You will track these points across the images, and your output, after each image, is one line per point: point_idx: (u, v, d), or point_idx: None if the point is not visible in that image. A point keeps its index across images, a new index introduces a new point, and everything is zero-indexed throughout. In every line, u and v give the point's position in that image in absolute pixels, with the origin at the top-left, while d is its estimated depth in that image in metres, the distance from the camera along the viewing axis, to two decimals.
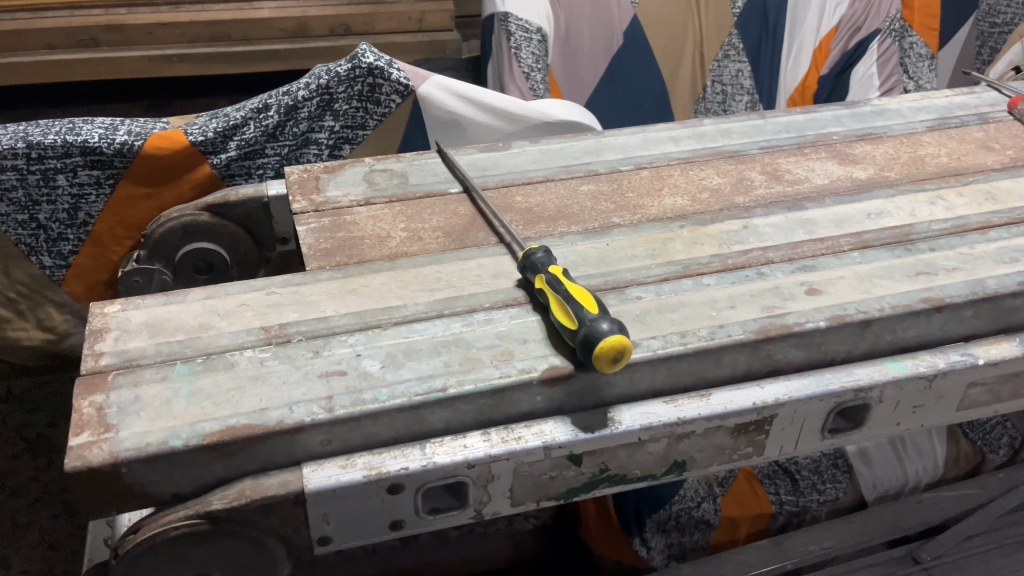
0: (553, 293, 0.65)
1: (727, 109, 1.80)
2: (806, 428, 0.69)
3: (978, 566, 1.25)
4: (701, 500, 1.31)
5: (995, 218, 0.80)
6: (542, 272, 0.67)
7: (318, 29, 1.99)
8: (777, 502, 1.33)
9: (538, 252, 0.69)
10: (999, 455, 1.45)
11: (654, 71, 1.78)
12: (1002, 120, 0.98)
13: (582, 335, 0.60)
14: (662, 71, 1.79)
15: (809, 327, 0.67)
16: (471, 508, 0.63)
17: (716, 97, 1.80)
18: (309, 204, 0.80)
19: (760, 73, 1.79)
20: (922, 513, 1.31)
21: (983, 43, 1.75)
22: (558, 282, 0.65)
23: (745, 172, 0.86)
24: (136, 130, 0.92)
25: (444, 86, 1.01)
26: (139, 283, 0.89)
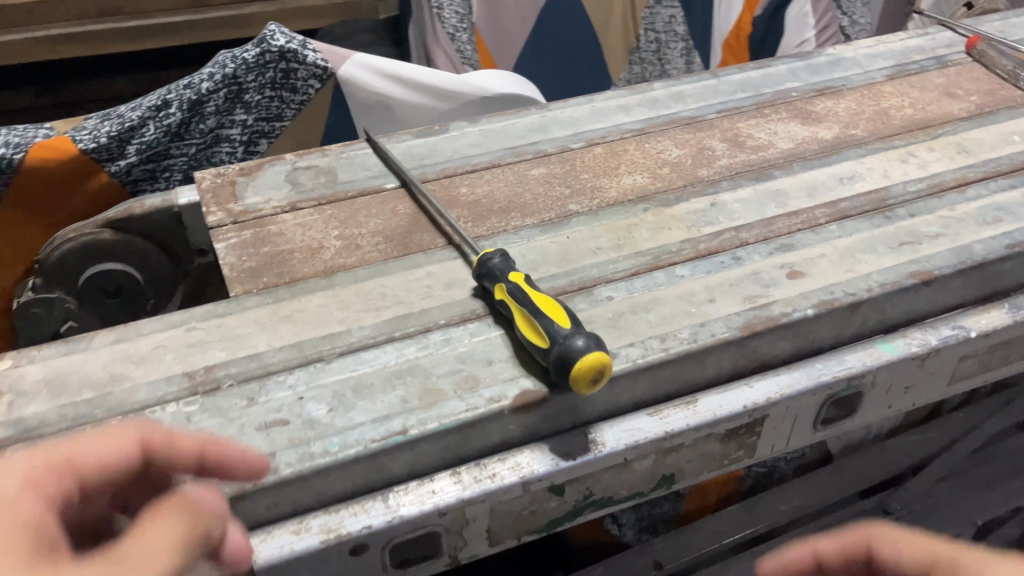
0: (516, 305, 0.58)
1: (662, 59, 1.72)
2: (798, 424, 0.64)
3: None
4: None
5: (970, 174, 0.75)
6: (502, 278, 0.60)
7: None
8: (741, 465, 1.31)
9: (494, 258, 0.61)
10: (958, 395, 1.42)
11: (585, 25, 1.69)
12: (961, 63, 0.93)
13: (556, 355, 0.53)
14: (592, 19, 1.70)
15: (797, 317, 0.61)
16: (446, 555, 0.56)
17: (649, 47, 1.72)
18: (227, 215, 0.70)
19: (693, 17, 1.70)
20: None
21: None
22: (520, 292, 0.58)
23: (704, 141, 0.80)
24: (15, 140, 0.79)
25: (367, 63, 0.93)
26: (39, 315, 0.78)
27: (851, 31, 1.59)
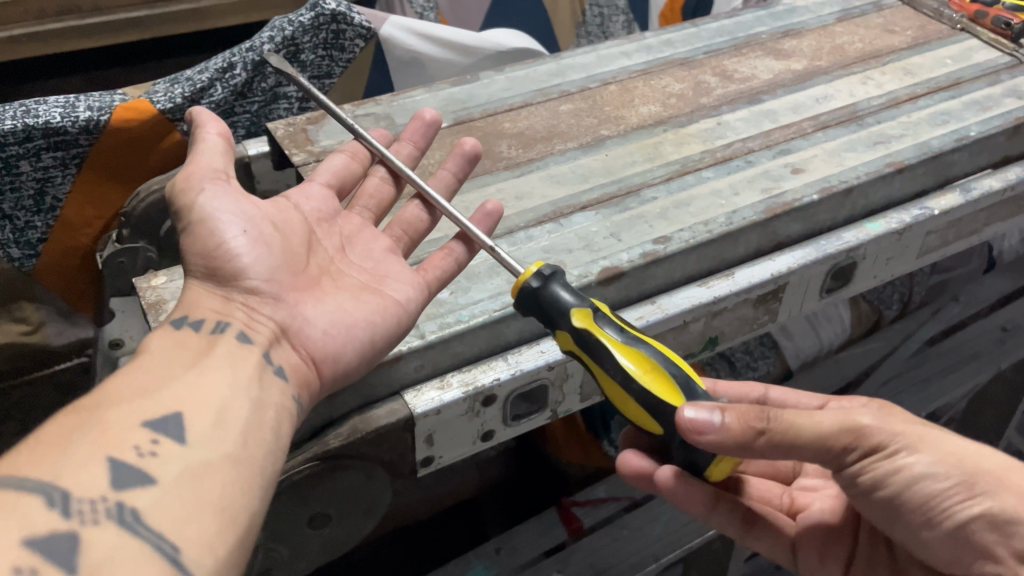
0: (601, 362, 0.56)
1: (606, 33, 1.64)
2: (808, 292, 0.78)
3: None
4: None
5: (918, 90, 0.91)
6: (577, 307, 0.56)
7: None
8: None
9: (553, 289, 0.57)
10: (892, 310, 1.42)
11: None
12: (895, 6, 1.10)
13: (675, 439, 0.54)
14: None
15: (806, 202, 0.75)
16: (549, 408, 0.68)
17: (594, 20, 1.63)
18: (309, 155, 0.80)
19: None
20: (841, 372, 1.30)
21: None
22: (599, 347, 0.55)
23: (699, 76, 0.94)
24: (97, 103, 0.83)
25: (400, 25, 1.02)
26: (124, 263, 0.84)
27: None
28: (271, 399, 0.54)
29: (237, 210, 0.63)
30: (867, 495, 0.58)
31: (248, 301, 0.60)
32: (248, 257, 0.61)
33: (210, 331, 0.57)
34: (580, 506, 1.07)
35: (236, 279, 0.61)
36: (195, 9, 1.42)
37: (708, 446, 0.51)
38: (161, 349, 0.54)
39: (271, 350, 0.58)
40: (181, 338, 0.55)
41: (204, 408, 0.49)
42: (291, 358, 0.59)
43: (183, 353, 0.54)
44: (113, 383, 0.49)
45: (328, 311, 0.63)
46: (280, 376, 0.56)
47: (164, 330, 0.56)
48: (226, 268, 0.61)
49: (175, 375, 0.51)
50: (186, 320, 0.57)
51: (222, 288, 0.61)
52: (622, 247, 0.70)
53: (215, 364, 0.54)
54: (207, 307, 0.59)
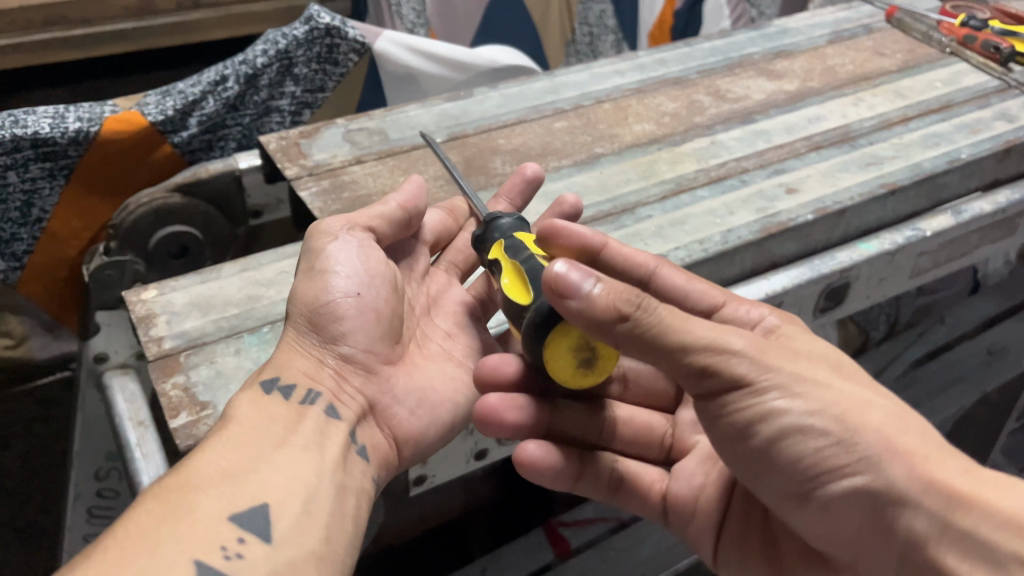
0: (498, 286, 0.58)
1: (595, 52, 1.64)
2: (802, 312, 0.78)
3: None
4: None
5: (909, 112, 0.92)
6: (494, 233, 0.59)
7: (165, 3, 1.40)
8: None
9: (498, 219, 0.61)
10: (879, 331, 1.42)
11: (524, 10, 1.56)
12: (884, 30, 1.11)
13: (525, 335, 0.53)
14: (532, 14, 1.58)
15: (801, 222, 0.75)
16: None
17: (584, 38, 1.63)
18: (302, 168, 0.80)
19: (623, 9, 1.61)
20: None
21: None
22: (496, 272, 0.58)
23: (692, 95, 0.94)
24: (87, 115, 0.82)
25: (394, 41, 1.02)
26: (111, 276, 0.82)
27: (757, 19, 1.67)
28: (352, 483, 0.54)
29: (358, 268, 0.61)
30: (731, 439, 0.51)
31: (342, 368, 0.59)
32: (354, 325, 0.60)
33: (299, 399, 0.56)
34: (567, 526, 1.06)
35: (330, 342, 0.59)
36: (184, 22, 1.41)
37: (574, 313, 0.47)
38: (250, 416, 0.52)
39: (356, 425, 0.58)
40: (271, 406, 0.54)
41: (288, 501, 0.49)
42: (373, 437, 0.59)
43: (270, 424, 0.53)
44: (205, 461, 0.48)
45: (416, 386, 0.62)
46: (362, 458, 0.57)
47: (251, 389, 0.55)
48: (321, 328, 0.59)
49: (264, 459, 0.50)
50: (276, 383, 0.56)
51: (319, 347, 0.59)
52: None
53: (302, 444, 0.53)
54: (298, 365, 0.58)
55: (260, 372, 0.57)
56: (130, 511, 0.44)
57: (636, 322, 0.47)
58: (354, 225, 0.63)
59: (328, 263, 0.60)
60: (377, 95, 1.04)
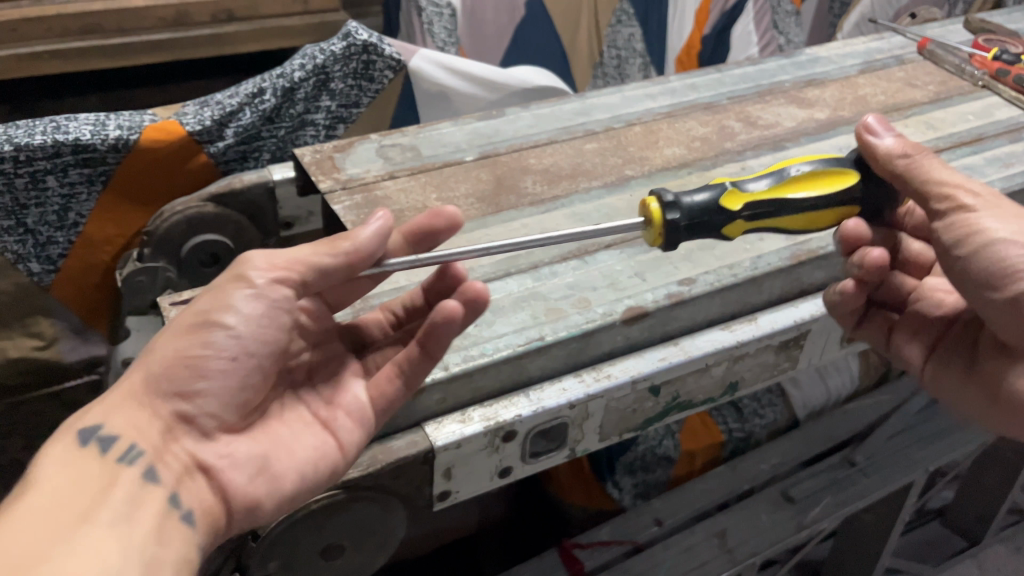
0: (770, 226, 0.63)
1: (623, 75, 1.65)
2: (829, 341, 0.77)
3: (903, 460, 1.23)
4: (662, 437, 1.23)
5: (940, 144, 0.92)
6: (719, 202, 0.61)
7: (199, 16, 1.42)
8: (726, 430, 1.25)
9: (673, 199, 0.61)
10: None
11: (553, 32, 1.58)
12: (915, 61, 1.12)
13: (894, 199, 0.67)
14: (561, 36, 1.60)
15: (831, 250, 0.75)
16: (567, 447, 0.68)
17: (612, 62, 1.64)
18: (335, 182, 0.80)
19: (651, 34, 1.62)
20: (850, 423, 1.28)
21: None
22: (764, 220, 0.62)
23: (723, 121, 0.95)
24: (126, 123, 0.83)
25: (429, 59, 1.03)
26: (143, 283, 0.84)
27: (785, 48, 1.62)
28: (167, 557, 0.50)
29: (253, 324, 0.56)
30: (950, 258, 0.63)
31: (177, 426, 0.55)
32: (216, 386, 0.55)
33: (114, 459, 0.52)
34: (581, 548, 1.09)
35: (175, 394, 0.55)
36: (216, 34, 1.43)
37: (867, 148, 0.63)
38: (52, 487, 0.48)
39: (179, 489, 0.54)
40: (80, 467, 0.50)
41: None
42: (200, 498, 0.55)
43: (73, 497, 0.48)
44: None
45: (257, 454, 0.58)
46: (186, 524, 0.53)
47: (61, 457, 0.51)
48: (167, 380, 0.55)
49: (59, 536, 0.45)
50: (92, 437, 0.52)
51: (160, 399, 0.55)
52: (647, 287, 0.70)
53: (108, 520, 0.48)
54: (122, 417, 0.54)
55: (79, 421, 0.53)
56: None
57: (910, 166, 0.62)
58: (276, 272, 0.57)
59: (221, 311, 0.55)
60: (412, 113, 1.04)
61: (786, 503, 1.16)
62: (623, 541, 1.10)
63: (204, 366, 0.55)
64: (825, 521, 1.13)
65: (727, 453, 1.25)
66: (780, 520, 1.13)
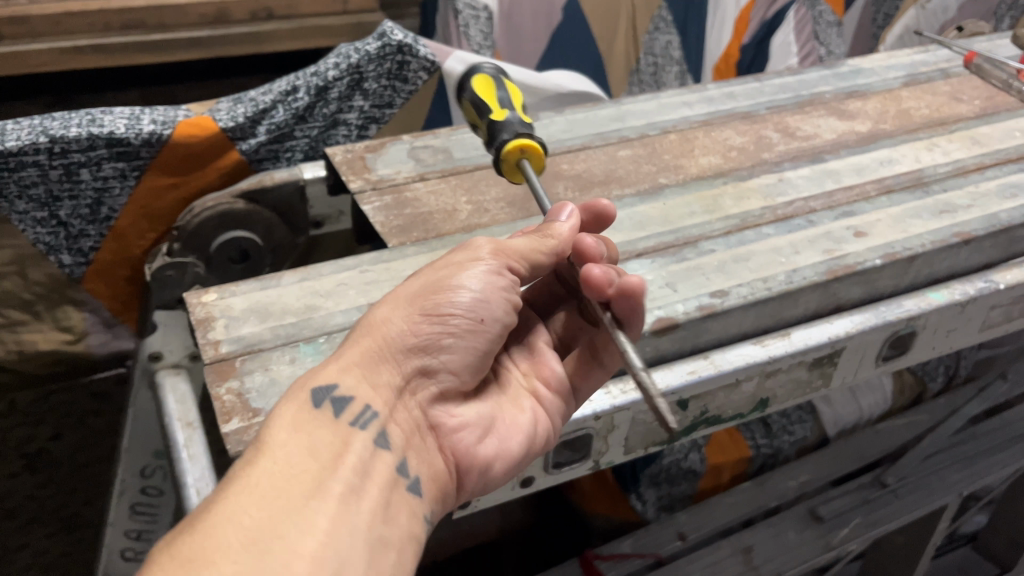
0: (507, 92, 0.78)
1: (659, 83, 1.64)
2: (864, 359, 0.75)
3: (938, 485, 1.18)
4: (686, 451, 1.20)
5: (986, 160, 0.89)
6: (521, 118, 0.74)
7: (239, 14, 1.43)
8: (754, 445, 1.23)
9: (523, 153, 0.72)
10: (936, 382, 1.38)
11: (590, 39, 1.57)
12: (961, 75, 1.09)
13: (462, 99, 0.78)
14: (597, 42, 1.59)
15: (868, 266, 0.73)
16: (591, 459, 0.67)
17: (647, 70, 1.63)
18: (366, 182, 0.80)
19: (689, 41, 1.61)
20: (882, 442, 1.25)
21: (879, 9, 1.70)
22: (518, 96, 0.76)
23: (761, 131, 0.93)
24: (161, 117, 0.84)
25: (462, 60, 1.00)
26: (171, 277, 0.84)
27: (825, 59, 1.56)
28: (396, 533, 0.48)
29: (487, 289, 0.58)
30: None
31: (414, 381, 0.57)
32: (461, 347, 0.58)
33: (348, 421, 0.51)
34: (603, 560, 1.07)
35: (416, 350, 0.56)
36: (255, 32, 1.43)
37: None
38: (290, 444, 0.48)
39: (407, 453, 0.54)
40: (316, 429, 0.49)
41: (347, 495, 0.47)
42: (426, 463, 0.55)
43: (318, 437, 0.49)
44: (242, 497, 0.44)
45: (484, 422, 0.62)
46: (413, 492, 0.52)
47: (292, 412, 0.50)
48: (415, 337, 0.56)
49: (328, 474, 0.47)
50: (327, 395, 0.51)
51: (404, 356, 0.56)
52: (677, 298, 0.68)
53: (357, 463, 0.49)
54: (359, 377, 0.53)
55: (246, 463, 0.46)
56: (147, 575, 0.39)
57: None
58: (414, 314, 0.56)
59: (455, 280, 0.57)
60: (444, 113, 1.05)
61: (814, 521, 1.14)
62: (647, 554, 1.08)
63: (420, 330, 0.56)
64: (855, 542, 1.10)
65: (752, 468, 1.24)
66: (807, 539, 1.11)
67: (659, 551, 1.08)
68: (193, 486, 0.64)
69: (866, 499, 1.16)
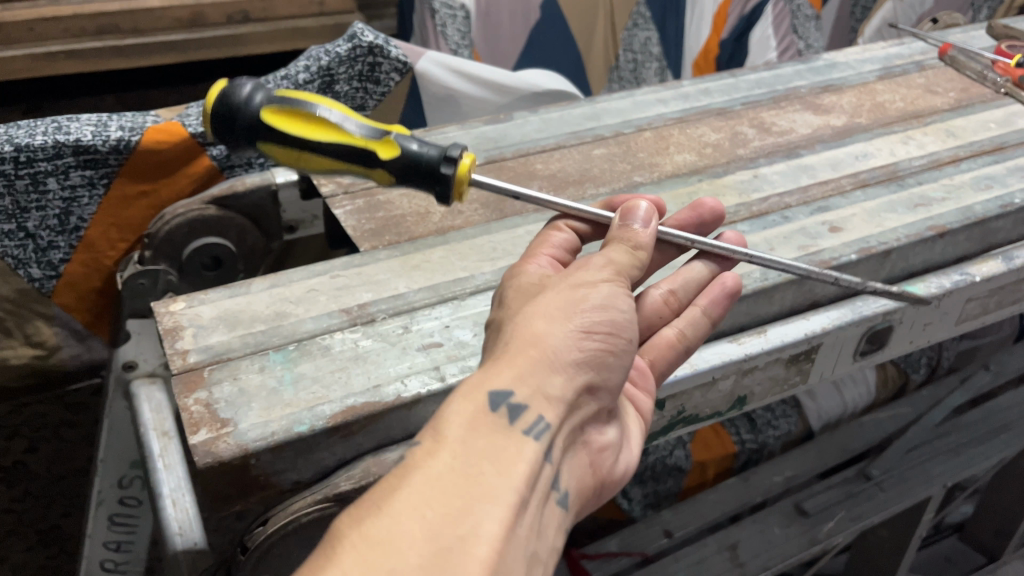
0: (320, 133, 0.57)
1: (638, 79, 1.63)
2: (841, 354, 0.75)
3: (922, 476, 1.18)
4: (673, 447, 1.22)
5: (961, 152, 0.89)
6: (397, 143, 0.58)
7: (215, 17, 1.41)
8: (738, 441, 1.24)
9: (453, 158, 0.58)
10: (919, 374, 1.38)
11: (568, 37, 1.57)
12: (936, 67, 1.09)
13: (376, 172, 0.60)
14: (575, 41, 1.58)
15: (844, 261, 0.72)
16: None
17: (627, 66, 1.63)
18: (337, 186, 0.79)
19: (668, 38, 1.61)
20: (866, 434, 1.25)
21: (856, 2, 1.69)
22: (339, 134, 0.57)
23: (736, 127, 0.93)
24: (128, 124, 0.83)
25: (436, 61, 1.02)
26: (145, 286, 0.83)
27: (807, 53, 1.55)
28: (545, 551, 0.42)
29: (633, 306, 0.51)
30: None
31: (580, 397, 0.48)
32: (618, 365, 0.50)
33: (524, 429, 0.44)
34: (589, 559, 1.06)
35: (582, 366, 0.48)
36: (231, 35, 1.42)
37: None
38: (467, 445, 0.42)
39: (565, 470, 0.47)
40: (489, 431, 0.43)
41: (520, 509, 0.40)
42: (576, 477, 0.48)
43: (494, 444, 0.42)
44: (418, 492, 0.38)
45: (618, 436, 0.55)
46: (562, 507, 0.46)
47: (471, 412, 0.43)
48: (578, 352, 0.48)
49: (505, 483, 0.40)
50: (506, 399, 0.44)
51: (568, 371, 0.47)
52: None
53: (531, 475, 0.42)
54: (536, 384, 0.46)
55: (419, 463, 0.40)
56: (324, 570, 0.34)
57: None
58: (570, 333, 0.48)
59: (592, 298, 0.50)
60: (417, 114, 1.04)
61: (799, 516, 1.13)
62: (633, 552, 1.07)
63: (584, 346, 0.48)
64: (840, 535, 1.10)
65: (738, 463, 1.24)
66: (792, 534, 1.10)
67: (645, 548, 1.08)
68: (168, 495, 0.61)
69: (850, 492, 1.16)
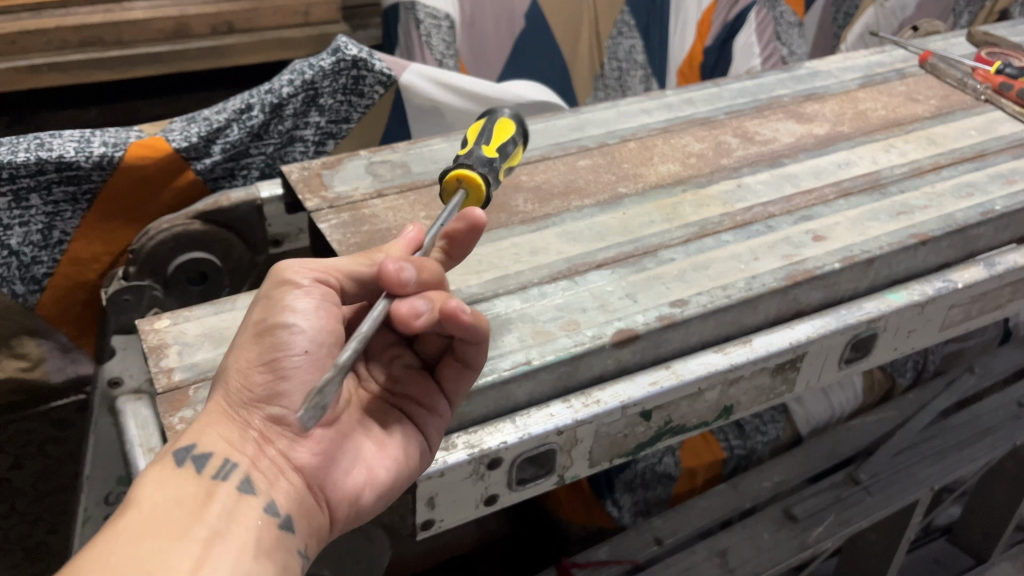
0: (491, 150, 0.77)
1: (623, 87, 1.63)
2: (827, 363, 0.75)
3: (908, 480, 1.18)
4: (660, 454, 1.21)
5: (942, 160, 0.89)
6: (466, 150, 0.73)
7: (199, 28, 1.41)
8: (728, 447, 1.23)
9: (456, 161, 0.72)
10: (906, 378, 1.38)
11: (553, 46, 1.57)
12: (917, 74, 1.10)
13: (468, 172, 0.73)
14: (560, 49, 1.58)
15: (827, 270, 0.73)
16: (555, 474, 0.66)
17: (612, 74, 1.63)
18: (323, 201, 0.79)
19: (653, 46, 1.62)
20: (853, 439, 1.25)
21: (838, 9, 1.70)
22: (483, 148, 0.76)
23: (720, 137, 0.93)
24: (112, 139, 0.83)
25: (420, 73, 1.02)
26: (129, 301, 0.83)
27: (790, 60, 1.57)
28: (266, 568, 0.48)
29: (321, 321, 0.54)
30: None
31: (270, 429, 0.54)
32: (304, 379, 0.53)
33: (209, 475, 0.51)
34: (579, 568, 1.07)
35: (263, 399, 0.53)
36: (216, 47, 1.42)
37: None
38: (156, 500, 0.48)
39: (277, 495, 0.52)
40: (178, 485, 0.50)
41: (211, 541, 0.47)
42: (297, 500, 0.53)
43: (179, 493, 0.49)
44: (105, 547, 0.44)
45: (357, 456, 0.58)
46: (286, 530, 0.51)
47: (154, 475, 0.50)
48: (251, 388, 0.53)
49: (193, 522, 0.48)
50: (187, 454, 0.51)
51: (246, 409, 0.53)
52: (637, 309, 0.68)
53: (223, 509, 0.49)
54: (219, 432, 0.52)
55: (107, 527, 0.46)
56: None
57: None
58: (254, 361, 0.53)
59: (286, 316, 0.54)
60: (402, 128, 1.04)
61: (789, 521, 1.14)
62: (623, 560, 1.08)
63: (252, 380, 0.53)
64: (828, 540, 1.10)
65: (727, 469, 1.24)
66: (781, 540, 1.11)
67: (635, 556, 1.08)
68: None
69: (838, 497, 1.16)
